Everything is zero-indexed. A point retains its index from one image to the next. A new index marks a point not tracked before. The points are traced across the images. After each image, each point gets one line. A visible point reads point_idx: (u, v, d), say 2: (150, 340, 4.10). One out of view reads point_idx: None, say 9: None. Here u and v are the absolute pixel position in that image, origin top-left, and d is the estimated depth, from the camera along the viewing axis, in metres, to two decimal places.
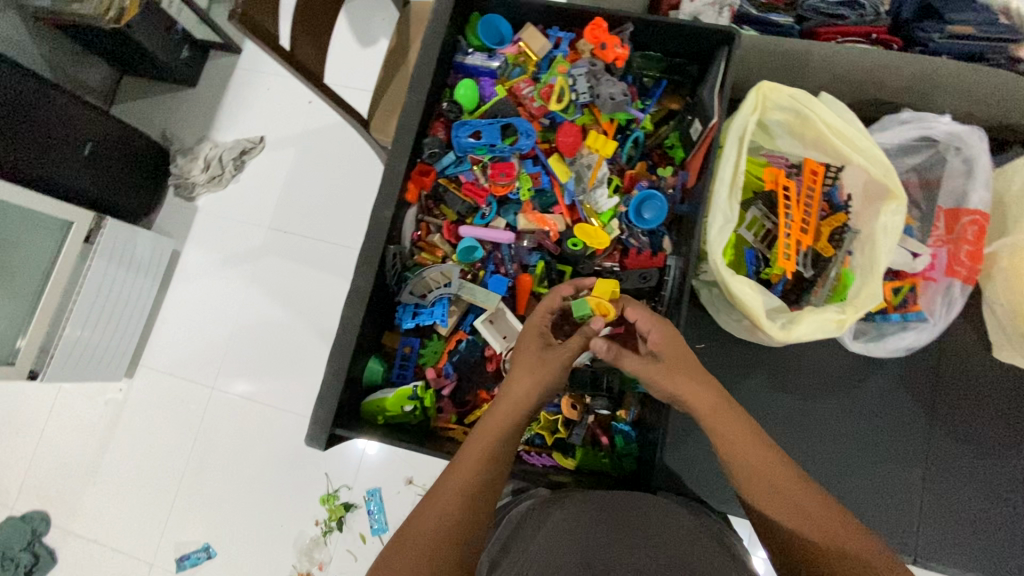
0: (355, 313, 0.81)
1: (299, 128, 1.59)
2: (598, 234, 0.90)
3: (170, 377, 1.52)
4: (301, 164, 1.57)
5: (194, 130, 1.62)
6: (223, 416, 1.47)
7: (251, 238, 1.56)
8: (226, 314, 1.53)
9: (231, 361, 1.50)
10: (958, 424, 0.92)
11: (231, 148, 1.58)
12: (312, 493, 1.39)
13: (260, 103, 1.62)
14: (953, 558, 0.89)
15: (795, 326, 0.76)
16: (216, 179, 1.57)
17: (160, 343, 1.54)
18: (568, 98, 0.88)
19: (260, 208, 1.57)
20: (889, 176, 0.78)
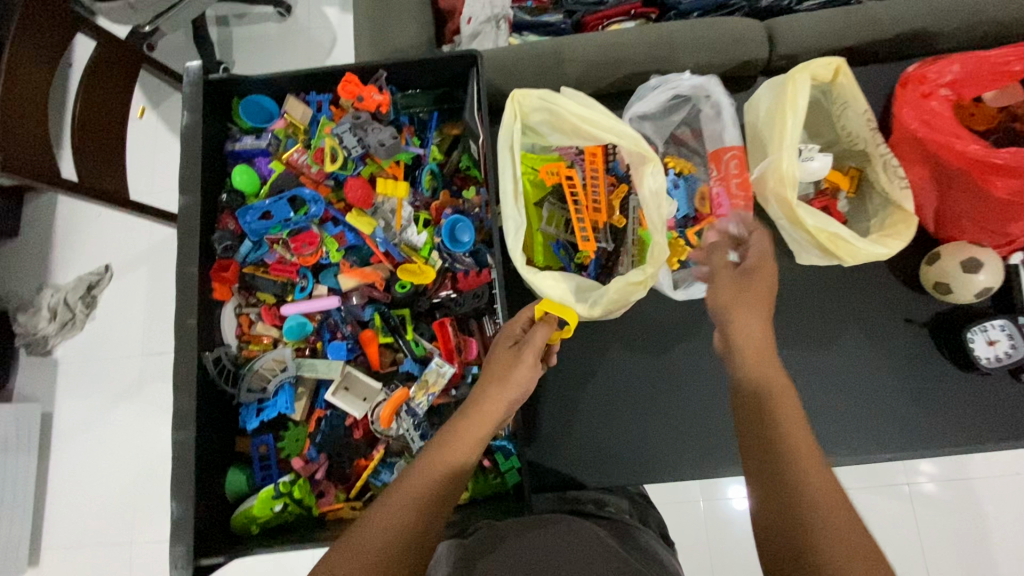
0: (187, 434, 0.77)
1: (137, 248, 1.51)
2: (422, 269, 0.93)
3: (79, 550, 1.38)
4: (153, 282, 1.49)
5: (29, 281, 1.49)
6: (154, 568, 1.36)
7: (119, 377, 1.45)
8: (120, 462, 1.41)
9: (141, 509, 1.39)
10: (794, 331, 1.01)
11: (74, 288, 1.46)
12: None
13: (87, 234, 1.52)
14: (836, 444, 0.98)
15: (604, 300, 0.82)
16: (69, 323, 1.45)
17: (56, 518, 1.39)
18: (342, 155, 0.91)
19: (122, 341, 1.46)
20: (639, 144, 0.84)
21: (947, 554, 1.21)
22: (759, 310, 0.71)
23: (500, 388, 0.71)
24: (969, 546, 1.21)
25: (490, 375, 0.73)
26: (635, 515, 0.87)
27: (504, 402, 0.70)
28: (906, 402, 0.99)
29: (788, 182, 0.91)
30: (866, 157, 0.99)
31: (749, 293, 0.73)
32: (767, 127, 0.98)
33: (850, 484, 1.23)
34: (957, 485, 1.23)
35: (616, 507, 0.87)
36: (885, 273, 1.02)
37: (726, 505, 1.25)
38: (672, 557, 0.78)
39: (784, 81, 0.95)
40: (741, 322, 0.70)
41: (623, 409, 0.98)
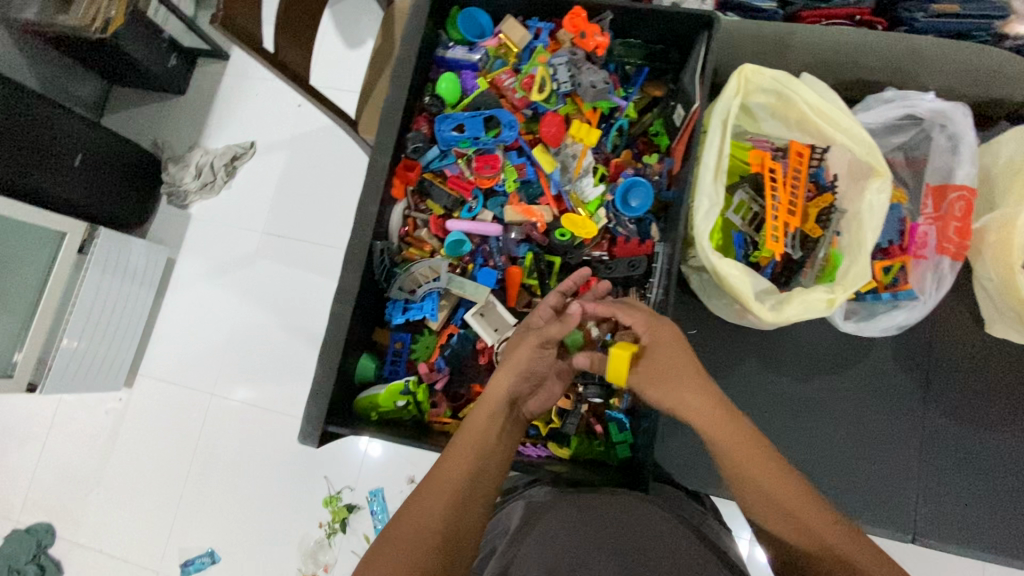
0: (343, 310, 0.81)
1: (288, 132, 1.59)
2: (585, 223, 0.91)
3: (170, 385, 1.52)
4: (292, 166, 1.57)
5: (185, 138, 1.61)
6: (225, 423, 1.47)
7: (244, 244, 1.56)
8: (227, 320, 1.53)
9: (230, 367, 1.50)
10: (950, 401, 0.92)
11: (221, 154, 1.57)
12: (313, 496, 1.39)
13: (249, 108, 1.61)
14: (952, 535, 0.89)
15: (784, 305, 0.76)
16: (208, 185, 1.57)
17: (158, 352, 1.54)
18: (550, 87, 0.88)
19: (256, 213, 1.57)
20: (872, 155, 0.77)
21: None
22: (693, 383, 0.63)
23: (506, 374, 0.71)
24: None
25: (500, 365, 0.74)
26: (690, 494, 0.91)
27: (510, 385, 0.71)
28: None
29: (1016, 241, 0.81)
30: None
31: (664, 371, 0.65)
32: (1005, 176, 0.87)
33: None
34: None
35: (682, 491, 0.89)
36: None
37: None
38: (732, 542, 0.82)
39: None
40: (689, 401, 0.62)
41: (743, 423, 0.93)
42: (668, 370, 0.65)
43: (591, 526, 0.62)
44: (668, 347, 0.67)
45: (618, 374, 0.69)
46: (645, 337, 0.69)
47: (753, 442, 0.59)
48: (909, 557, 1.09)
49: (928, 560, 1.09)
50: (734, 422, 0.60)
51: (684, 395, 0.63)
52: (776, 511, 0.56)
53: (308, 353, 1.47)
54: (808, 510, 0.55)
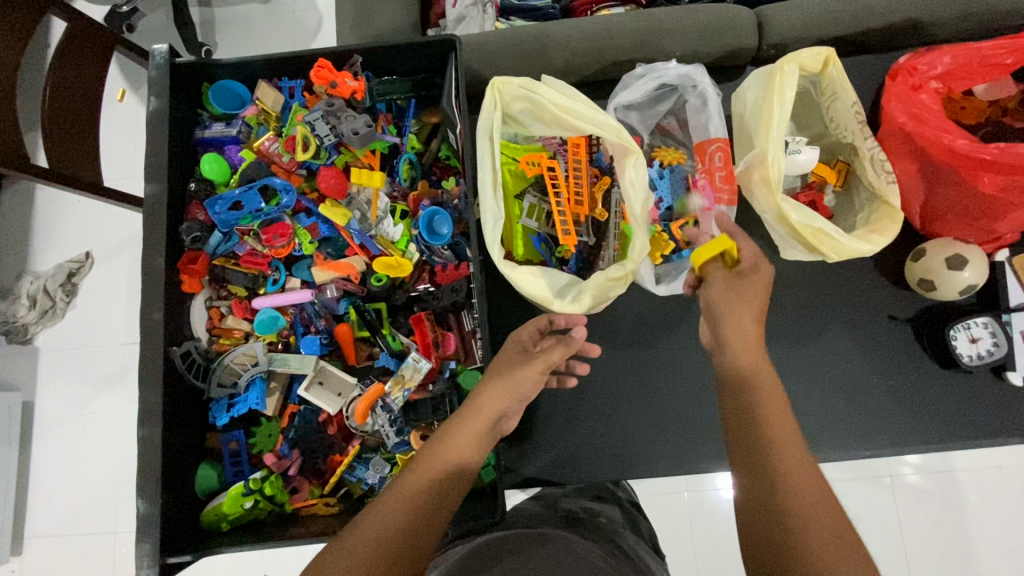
0: (152, 431, 0.74)
1: (120, 235, 1.47)
2: (399, 263, 0.91)
3: (61, 539, 1.36)
4: (137, 268, 1.46)
5: (9, 267, 1.45)
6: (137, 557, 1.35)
7: (105, 363, 1.42)
8: (104, 453, 1.40)
9: (126, 499, 1.37)
10: (774, 327, 1.00)
11: (55, 275, 1.43)
12: None
13: (68, 220, 1.47)
14: (815, 442, 0.98)
15: (582, 295, 0.79)
16: (50, 312, 1.42)
17: (37, 508, 1.37)
18: (314, 143, 0.87)
19: (104, 330, 1.43)
20: (622, 136, 0.82)
21: (931, 547, 1.21)
22: (753, 307, 0.71)
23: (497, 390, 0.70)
24: (952, 538, 1.22)
25: (494, 372, 0.73)
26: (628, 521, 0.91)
27: (502, 402, 0.70)
28: (889, 398, 0.98)
29: (773, 176, 0.88)
30: (854, 151, 0.97)
31: (744, 292, 0.72)
32: (756, 116, 0.95)
33: (837, 477, 1.23)
34: (942, 477, 1.23)
35: (608, 517, 0.86)
36: (870, 269, 1.01)
37: (717, 496, 1.23)
38: (659, 571, 0.79)
39: (773, 70, 0.92)
40: (732, 321, 0.70)
41: (602, 405, 0.97)
42: (743, 296, 0.72)
43: (552, 553, 0.64)
44: (755, 287, 0.73)
45: (701, 258, 0.79)
46: (746, 259, 0.76)
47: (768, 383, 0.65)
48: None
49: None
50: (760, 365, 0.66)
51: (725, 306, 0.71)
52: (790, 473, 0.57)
53: None
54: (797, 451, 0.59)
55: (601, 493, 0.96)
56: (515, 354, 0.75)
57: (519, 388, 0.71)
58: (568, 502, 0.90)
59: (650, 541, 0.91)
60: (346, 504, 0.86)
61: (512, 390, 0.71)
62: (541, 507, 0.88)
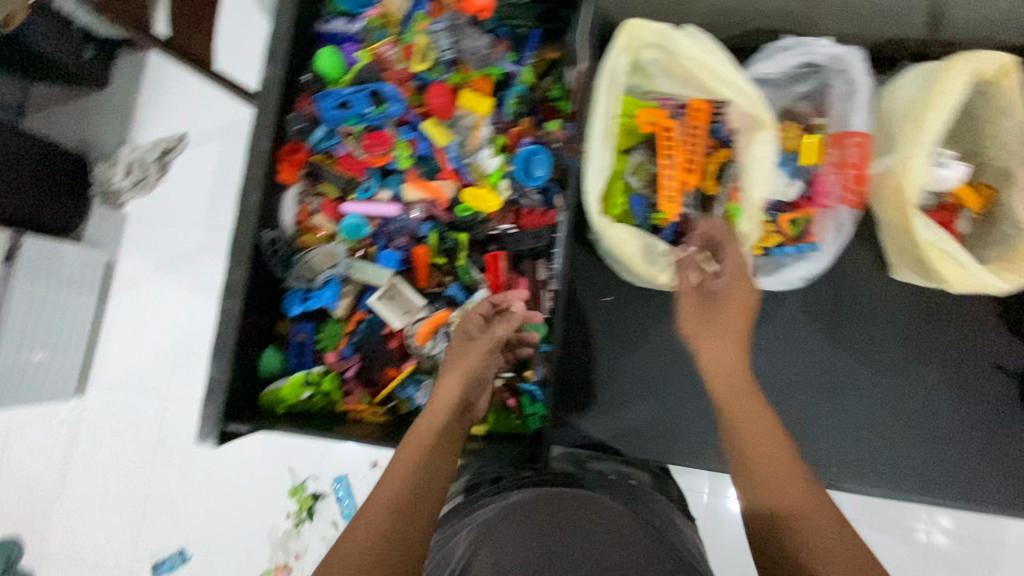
0: (234, 304, 0.78)
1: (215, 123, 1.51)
2: (488, 197, 0.89)
3: (121, 390, 1.48)
4: (225, 159, 1.50)
5: (111, 134, 1.52)
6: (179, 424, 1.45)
7: (181, 243, 1.49)
8: (168, 323, 1.49)
9: (181, 369, 1.46)
10: (863, 346, 0.93)
11: (151, 149, 1.49)
12: (277, 488, 1.39)
13: (170, 99, 1.53)
14: (873, 476, 0.92)
15: (677, 266, 0.75)
16: (141, 183, 1.49)
17: (105, 358, 1.49)
18: (432, 56, 0.85)
19: (188, 212, 1.50)
20: (756, 105, 0.75)
21: None
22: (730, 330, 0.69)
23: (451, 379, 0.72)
24: None
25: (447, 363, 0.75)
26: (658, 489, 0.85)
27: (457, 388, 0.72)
28: (966, 450, 0.91)
29: (908, 183, 0.80)
30: (1009, 177, 0.86)
31: (723, 314, 0.70)
32: (903, 116, 0.86)
33: None
34: None
35: (638, 481, 0.85)
36: (984, 312, 0.92)
37: None
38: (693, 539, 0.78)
39: (940, 68, 0.82)
40: (713, 350, 0.68)
41: (659, 384, 0.95)
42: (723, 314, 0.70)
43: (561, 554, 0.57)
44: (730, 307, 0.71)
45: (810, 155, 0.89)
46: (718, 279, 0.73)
47: (773, 433, 0.62)
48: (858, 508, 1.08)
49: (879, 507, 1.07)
50: (751, 397, 0.65)
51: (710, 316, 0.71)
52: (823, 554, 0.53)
53: None
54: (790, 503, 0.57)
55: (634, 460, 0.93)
56: (462, 344, 0.78)
57: (472, 372, 0.74)
58: (598, 463, 0.89)
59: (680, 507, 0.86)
60: (392, 417, 0.88)
61: (469, 369, 0.74)
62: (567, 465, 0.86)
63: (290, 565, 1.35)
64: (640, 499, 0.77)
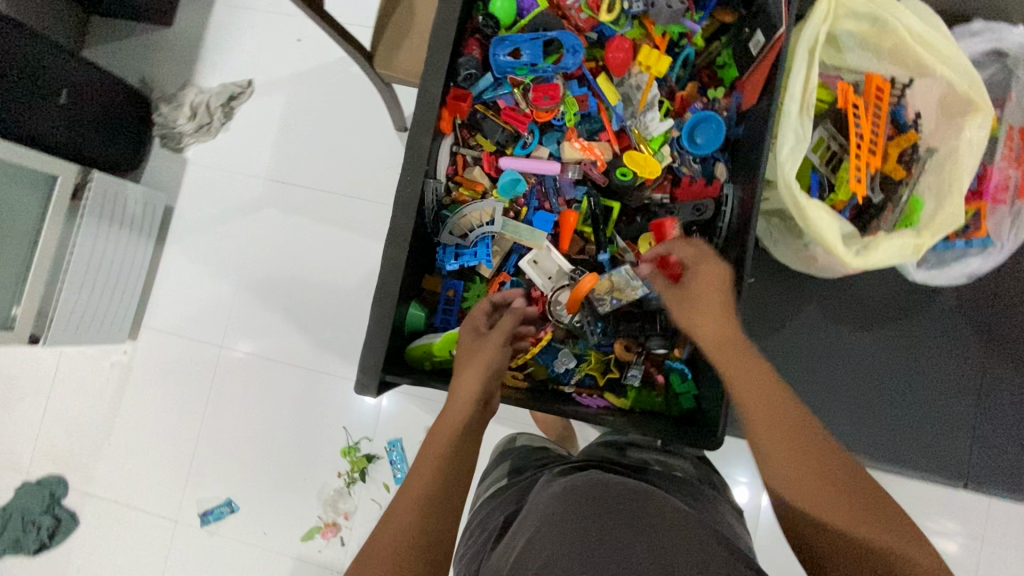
0: (396, 252, 0.75)
1: (293, 69, 1.41)
2: (649, 163, 0.84)
3: (175, 338, 1.40)
4: (298, 106, 1.40)
5: (174, 75, 1.43)
6: (235, 378, 1.38)
7: (246, 191, 1.41)
8: (230, 271, 1.40)
9: (240, 319, 1.39)
10: (1011, 349, 0.90)
11: (218, 93, 1.41)
12: (329, 447, 1.33)
13: (243, 41, 1.43)
14: (1007, 482, 0.90)
15: (875, 252, 0.72)
16: (205, 127, 1.41)
17: (161, 303, 1.41)
18: (620, 7, 0.80)
19: (257, 155, 1.41)
20: (976, 88, 0.73)
21: None
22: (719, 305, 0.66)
23: (464, 375, 0.70)
24: None
25: (459, 362, 0.74)
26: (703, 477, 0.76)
27: (474, 384, 0.70)
28: None
29: None
30: None
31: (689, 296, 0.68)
32: None
33: None
34: None
35: (685, 473, 0.73)
36: None
37: None
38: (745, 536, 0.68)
39: None
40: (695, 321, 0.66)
41: (799, 369, 0.92)
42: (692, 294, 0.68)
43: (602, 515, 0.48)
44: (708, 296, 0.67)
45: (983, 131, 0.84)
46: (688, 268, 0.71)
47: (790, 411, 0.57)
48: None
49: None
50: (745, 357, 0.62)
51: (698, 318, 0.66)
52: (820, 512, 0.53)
53: (318, 306, 1.36)
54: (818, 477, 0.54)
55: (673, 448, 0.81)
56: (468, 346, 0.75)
57: (488, 366, 0.72)
58: (637, 451, 0.78)
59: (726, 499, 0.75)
60: (531, 383, 0.87)
61: (483, 366, 0.72)
62: (608, 453, 0.76)
63: (339, 525, 1.30)
64: (695, 498, 0.67)
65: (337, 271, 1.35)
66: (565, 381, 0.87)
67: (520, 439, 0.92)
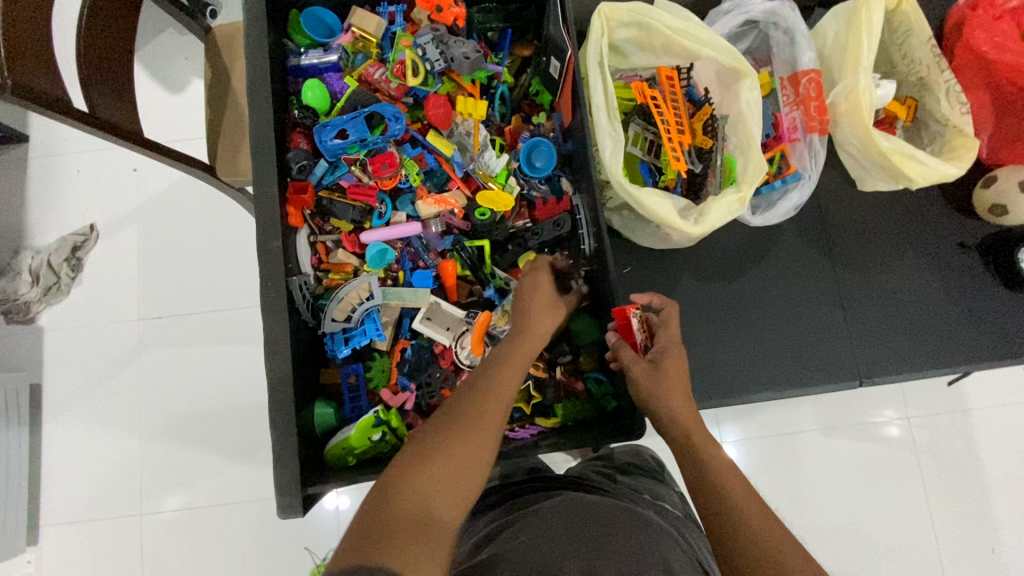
0: (281, 360, 0.72)
1: (133, 203, 1.34)
2: (501, 197, 0.88)
3: (83, 526, 1.24)
4: (153, 237, 1.33)
5: (3, 243, 1.30)
6: (165, 544, 1.23)
7: (119, 340, 1.29)
8: (124, 430, 1.27)
9: (151, 479, 1.25)
10: (852, 254, 1.04)
11: (57, 249, 1.30)
12: (297, 574, 1.23)
13: (69, 189, 1.34)
14: (895, 365, 1.01)
15: (707, 215, 0.81)
16: (54, 288, 1.29)
17: (54, 494, 1.24)
18: (424, 69, 0.84)
19: (122, 300, 1.31)
20: (736, 58, 0.84)
21: (986, 475, 1.25)
22: (682, 385, 0.70)
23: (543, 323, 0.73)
24: (1005, 466, 1.25)
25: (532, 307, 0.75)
26: (680, 509, 0.80)
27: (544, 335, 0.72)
28: (958, 321, 1.03)
29: (864, 106, 0.91)
30: (925, 85, 1.00)
31: (665, 376, 0.70)
32: (836, 52, 0.98)
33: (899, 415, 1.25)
34: (996, 411, 1.26)
35: (672, 504, 0.78)
36: (940, 200, 1.06)
37: (792, 438, 1.24)
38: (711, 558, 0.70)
39: (855, 6, 0.93)
40: (668, 402, 0.69)
41: (698, 332, 1.00)
42: (665, 374, 0.71)
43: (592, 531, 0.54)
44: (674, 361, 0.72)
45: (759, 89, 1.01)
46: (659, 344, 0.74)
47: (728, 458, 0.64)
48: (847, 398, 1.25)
49: (838, 401, 1.25)
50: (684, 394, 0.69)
51: (669, 397, 0.69)
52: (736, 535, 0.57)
53: (236, 434, 1.27)
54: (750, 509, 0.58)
55: (656, 474, 0.89)
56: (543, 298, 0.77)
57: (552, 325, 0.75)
58: (627, 479, 0.82)
59: (694, 524, 0.78)
60: None
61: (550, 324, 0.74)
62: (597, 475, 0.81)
63: None
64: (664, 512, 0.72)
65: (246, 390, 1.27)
66: None
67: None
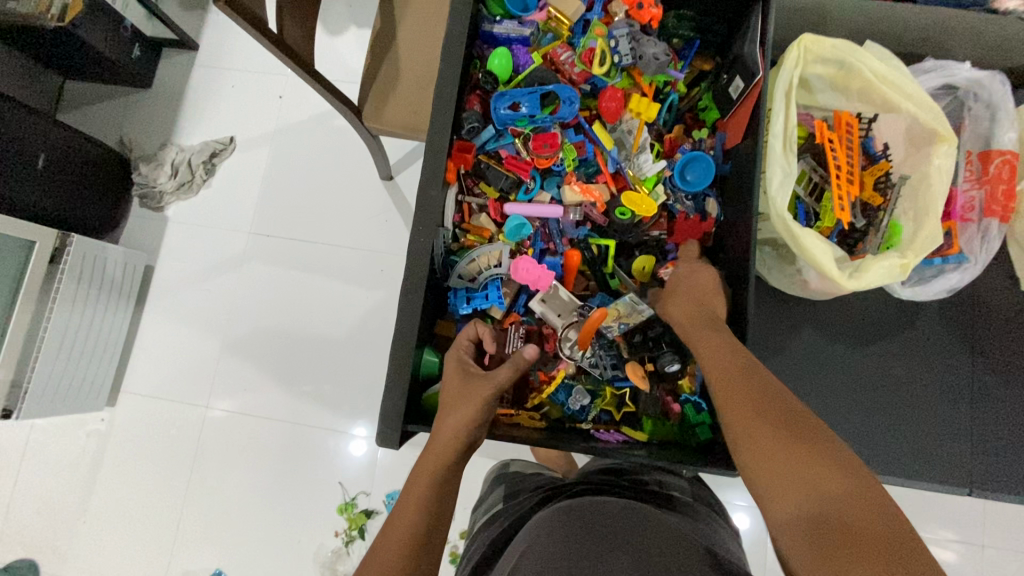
0: (411, 302, 0.76)
1: (273, 126, 1.44)
2: (644, 201, 0.88)
3: (156, 402, 1.35)
4: (283, 161, 1.42)
5: (155, 134, 1.43)
6: (218, 441, 1.32)
7: (229, 246, 1.40)
8: (214, 328, 1.37)
9: (223, 378, 1.35)
10: (995, 355, 0.96)
11: (200, 150, 1.42)
12: (325, 505, 1.28)
13: (223, 101, 1.45)
14: (1012, 485, 0.93)
15: (864, 273, 0.77)
16: (187, 185, 1.41)
17: (141, 367, 1.36)
18: (611, 61, 0.86)
19: (241, 210, 1.41)
20: (938, 120, 0.81)
21: None
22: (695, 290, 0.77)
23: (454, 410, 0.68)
24: None
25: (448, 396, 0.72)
26: (698, 497, 0.77)
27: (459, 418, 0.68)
28: None
29: None
30: None
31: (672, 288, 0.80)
32: None
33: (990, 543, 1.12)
34: None
35: (681, 493, 0.75)
36: None
37: None
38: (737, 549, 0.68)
39: None
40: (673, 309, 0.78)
41: (804, 389, 0.96)
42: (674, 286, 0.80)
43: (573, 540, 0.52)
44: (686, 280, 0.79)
45: None
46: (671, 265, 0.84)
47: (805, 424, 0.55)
48: (903, 499, 1.11)
49: None
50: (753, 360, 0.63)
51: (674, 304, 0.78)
52: (780, 486, 0.52)
53: (308, 360, 1.34)
54: (825, 464, 0.51)
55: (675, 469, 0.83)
56: (463, 381, 0.72)
57: (474, 405, 0.69)
58: (643, 474, 0.79)
59: (726, 523, 0.77)
60: (548, 423, 0.87)
61: (469, 405, 0.69)
62: (606, 475, 0.77)
63: None
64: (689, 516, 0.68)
65: (328, 323, 1.34)
66: (582, 419, 0.87)
67: (514, 465, 0.94)
